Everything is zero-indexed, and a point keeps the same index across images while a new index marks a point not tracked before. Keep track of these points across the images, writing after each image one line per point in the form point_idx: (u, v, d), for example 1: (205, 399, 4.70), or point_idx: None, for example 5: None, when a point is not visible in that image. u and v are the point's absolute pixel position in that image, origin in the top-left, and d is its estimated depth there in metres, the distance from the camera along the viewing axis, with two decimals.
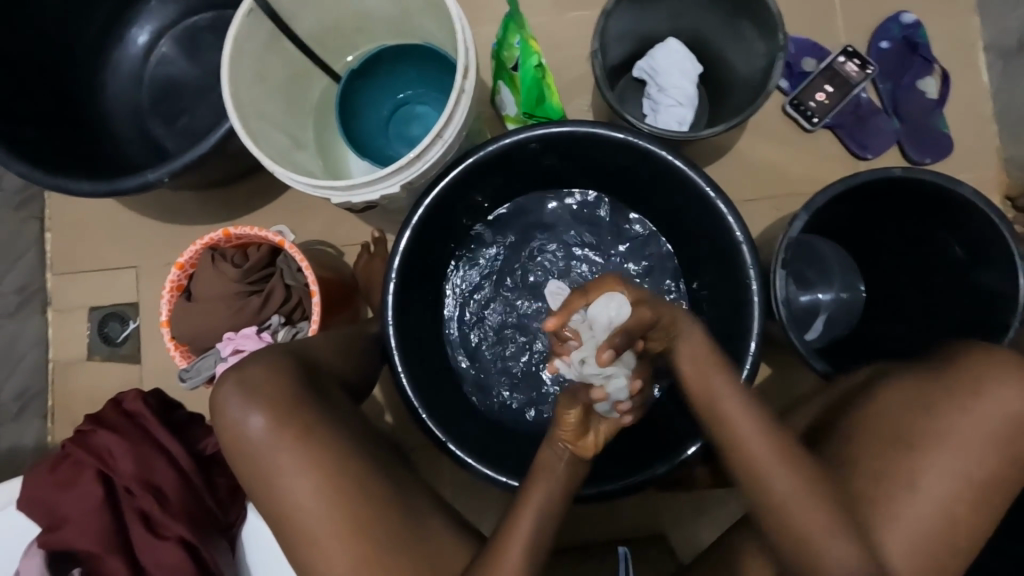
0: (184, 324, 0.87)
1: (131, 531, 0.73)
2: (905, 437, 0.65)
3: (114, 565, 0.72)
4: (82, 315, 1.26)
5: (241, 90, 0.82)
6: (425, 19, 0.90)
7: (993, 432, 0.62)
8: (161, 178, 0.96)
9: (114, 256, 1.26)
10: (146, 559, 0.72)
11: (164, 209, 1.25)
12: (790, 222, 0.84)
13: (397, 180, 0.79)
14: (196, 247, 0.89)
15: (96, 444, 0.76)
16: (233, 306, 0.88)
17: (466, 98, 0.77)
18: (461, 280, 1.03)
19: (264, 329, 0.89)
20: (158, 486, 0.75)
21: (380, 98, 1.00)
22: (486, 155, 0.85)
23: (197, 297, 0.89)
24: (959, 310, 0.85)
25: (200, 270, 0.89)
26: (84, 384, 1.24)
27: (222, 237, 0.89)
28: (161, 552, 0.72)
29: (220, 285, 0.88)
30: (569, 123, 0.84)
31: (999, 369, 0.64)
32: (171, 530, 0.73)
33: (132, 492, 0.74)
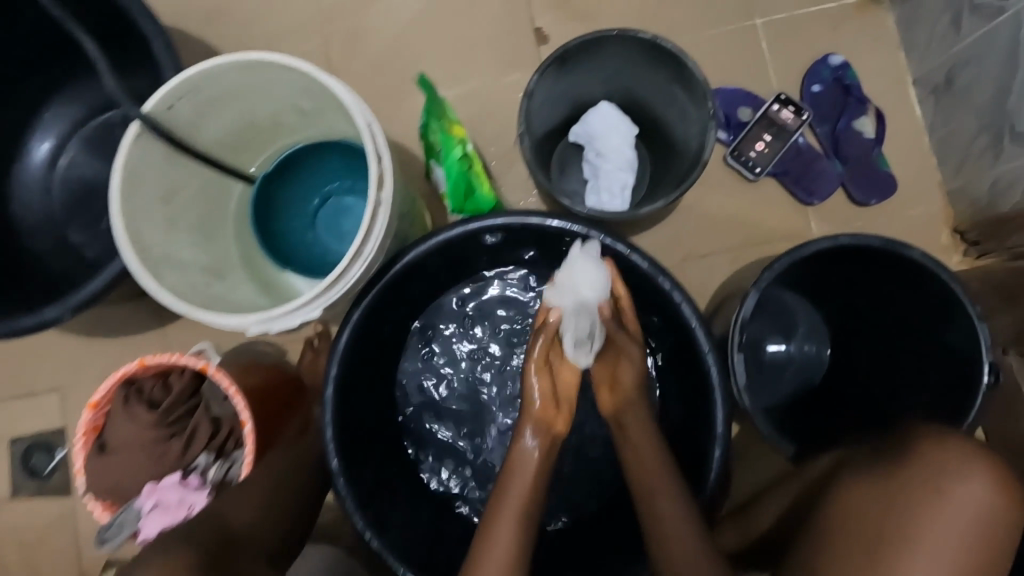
0: (103, 477, 0.79)
1: None
2: (873, 537, 0.60)
3: None
4: (4, 448, 1.15)
5: (141, 220, 0.74)
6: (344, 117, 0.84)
7: (968, 533, 0.57)
8: (59, 316, 0.86)
9: (34, 380, 1.16)
10: None
11: (85, 323, 1.16)
12: (742, 302, 0.80)
13: (319, 304, 0.72)
14: (108, 385, 0.80)
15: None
16: (158, 449, 0.80)
17: (387, 209, 0.72)
18: (411, 382, 0.96)
19: (190, 471, 0.80)
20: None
21: (304, 194, 0.93)
22: (418, 256, 0.81)
23: (114, 448, 0.80)
24: (923, 368, 0.81)
25: (115, 408, 0.81)
26: (12, 525, 1.13)
27: (137, 368, 0.82)
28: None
29: (141, 426, 0.80)
30: (503, 215, 0.79)
31: (960, 460, 0.59)
32: None
33: None
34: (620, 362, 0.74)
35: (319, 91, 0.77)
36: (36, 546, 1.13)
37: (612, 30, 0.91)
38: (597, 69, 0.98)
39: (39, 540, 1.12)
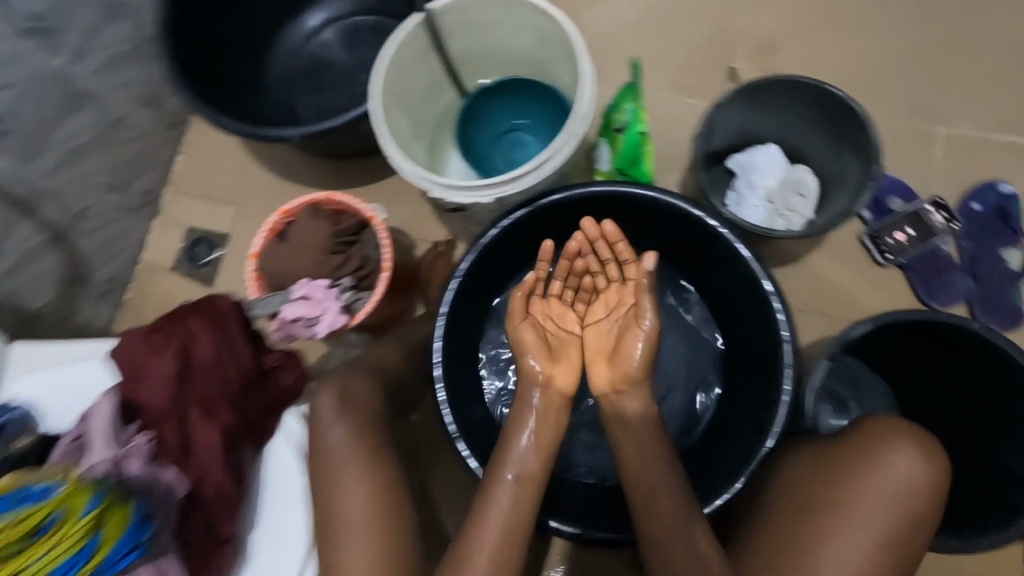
0: (270, 263, 0.99)
1: (191, 408, 0.70)
2: (814, 500, 0.74)
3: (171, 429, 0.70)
4: (180, 232, 1.41)
5: (389, 82, 0.94)
6: (559, 69, 1.01)
7: (890, 502, 0.71)
8: (295, 136, 1.09)
9: (222, 191, 1.42)
10: (200, 438, 0.70)
11: (278, 164, 1.41)
12: (855, 327, 0.86)
13: (492, 192, 0.88)
14: (302, 201, 1.01)
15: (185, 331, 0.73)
16: (315, 261, 0.99)
17: (571, 139, 0.86)
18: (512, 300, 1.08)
19: (333, 286, 0.99)
20: (214, 406, 0.71)
21: (497, 119, 1.10)
22: (572, 197, 0.93)
23: (282, 248, 0.99)
24: (981, 489, 0.90)
25: (297, 219, 1.01)
26: (162, 290, 1.39)
27: (326, 197, 1.02)
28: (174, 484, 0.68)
29: (312, 238, 0.99)
30: (657, 189, 0.91)
31: (896, 439, 0.73)
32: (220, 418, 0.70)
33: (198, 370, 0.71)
34: (624, 341, 0.81)
35: (555, 39, 0.94)
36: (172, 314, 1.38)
37: (807, 77, 1.01)
38: (779, 112, 1.09)
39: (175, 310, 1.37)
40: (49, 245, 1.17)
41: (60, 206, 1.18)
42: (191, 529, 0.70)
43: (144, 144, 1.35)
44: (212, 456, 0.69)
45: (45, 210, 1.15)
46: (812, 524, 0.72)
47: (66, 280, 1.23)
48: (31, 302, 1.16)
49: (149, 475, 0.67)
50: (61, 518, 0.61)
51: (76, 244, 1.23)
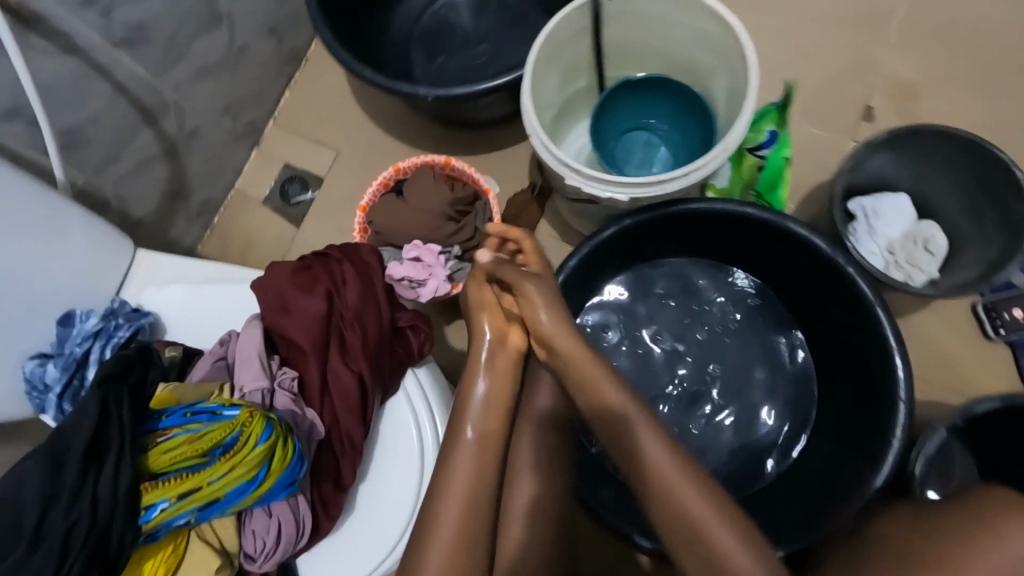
0: (380, 218, 1.00)
1: (333, 352, 0.68)
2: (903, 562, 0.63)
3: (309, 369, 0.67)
4: (276, 167, 1.42)
5: (540, 56, 0.92)
6: (713, 79, 0.98)
7: None
8: (427, 96, 1.05)
9: (325, 134, 1.42)
10: (336, 382, 0.68)
11: (384, 118, 1.40)
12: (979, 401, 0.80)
13: (631, 192, 0.85)
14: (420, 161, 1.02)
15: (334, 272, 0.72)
16: (422, 223, 0.99)
17: (726, 151, 0.83)
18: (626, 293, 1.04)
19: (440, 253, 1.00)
20: (356, 350, 0.68)
21: (629, 116, 1.07)
22: (706, 210, 0.90)
23: (392, 202, 1.01)
24: None
25: (411, 178, 1.03)
26: (251, 221, 1.40)
27: (442, 162, 1.03)
28: (315, 421, 0.65)
29: (423, 200, 1.00)
30: (798, 222, 0.87)
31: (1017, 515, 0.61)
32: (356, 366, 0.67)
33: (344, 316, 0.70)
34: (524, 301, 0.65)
35: (719, 49, 0.91)
36: (255, 246, 1.39)
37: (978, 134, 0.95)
38: (924, 163, 1.04)
39: (259, 243, 1.38)
40: (160, 158, 1.19)
41: (177, 120, 1.19)
42: (323, 469, 0.67)
43: (260, 74, 1.35)
44: (344, 401, 0.67)
45: (164, 123, 1.16)
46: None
47: (167, 193, 1.24)
48: (135, 209, 1.18)
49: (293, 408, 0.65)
50: (239, 439, 0.61)
51: (184, 160, 1.25)
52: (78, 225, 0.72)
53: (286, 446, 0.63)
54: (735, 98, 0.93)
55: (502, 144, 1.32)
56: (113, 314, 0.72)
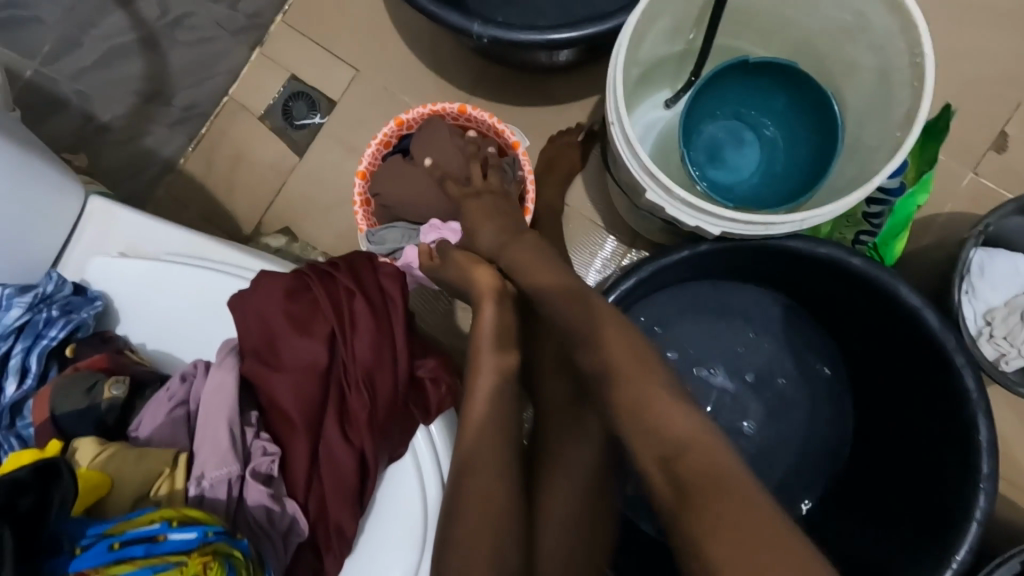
0: (383, 187, 0.81)
1: (327, 419, 0.47)
2: None
3: (295, 441, 0.46)
4: (281, 77, 1.17)
5: (645, 12, 0.70)
6: (849, 83, 0.76)
7: None
8: (481, 36, 0.83)
9: (343, 45, 1.16)
10: (327, 464, 0.46)
11: (417, 38, 1.15)
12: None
13: (722, 224, 0.67)
14: (427, 109, 0.83)
15: (343, 303, 0.48)
16: (438, 188, 0.80)
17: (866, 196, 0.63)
18: (687, 303, 0.88)
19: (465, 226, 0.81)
20: (364, 424, 0.47)
21: (729, 104, 0.84)
22: (803, 250, 0.73)
23: (398, 166, 0.82)
24: None
25: (419, 132, 0.83)
26: (244, 138, 1.17)
27: (457, 110, 0.84)
28: (297, 521, 0.45)
29: (437, 158, 0.81)
30: (912, 290, 0.70)
31: None
32: (360, 442, 0.47)
33: (346, 369, 0.47)
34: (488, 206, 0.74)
35: (876, 46, 0.69)
36: (245, 169, 1.17)
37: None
38: None
39: (250, 166, 1.16)
40: (134, 49, 0.96)
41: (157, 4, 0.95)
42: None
43: None
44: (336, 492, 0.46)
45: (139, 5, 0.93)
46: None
47: (143, 93, 1.02)
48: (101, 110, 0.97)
49: (268, 508, 0.44)
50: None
51: (166, 56, 1.02)
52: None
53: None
54: (873, 117, 0.72)
55: (556, 99, 1.09)
56: (45, 302, 0.52)
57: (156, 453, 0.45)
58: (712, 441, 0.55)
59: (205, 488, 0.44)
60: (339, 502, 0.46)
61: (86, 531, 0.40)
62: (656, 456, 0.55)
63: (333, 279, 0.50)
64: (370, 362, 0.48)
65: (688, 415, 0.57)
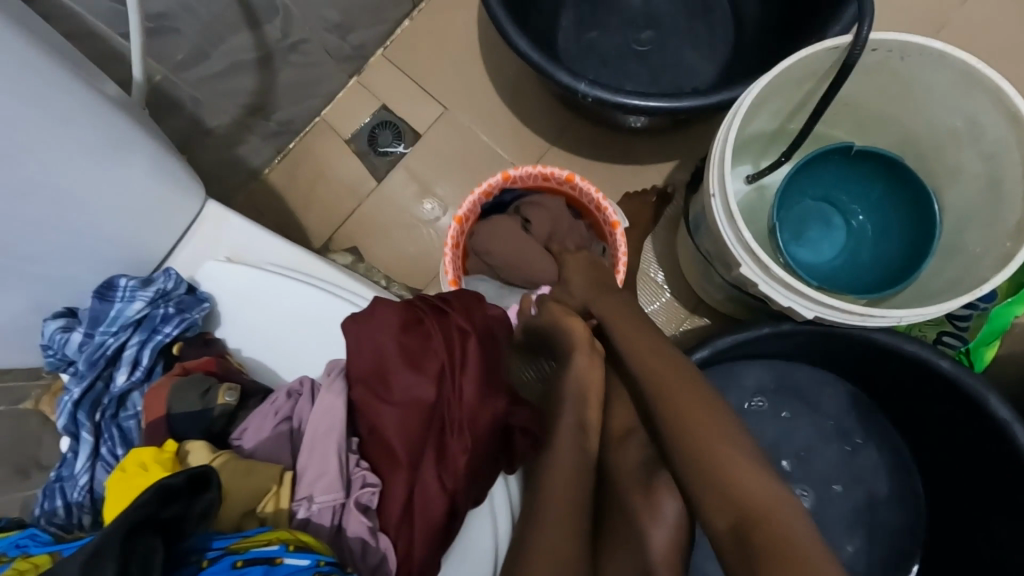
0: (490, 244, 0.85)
1: (425, 457, 0.47)
2: None
3: (391, 475, 0.46)
4: (372, 105, 1.23)
5: (761, 92, 0.72)
6: (950, 186, 0.77)
7: None
8: (585, 95, 0.85)
9: (435, 83, 1.22)
10: (418, 505, 0.46)
11: (507, 85, 1.20)
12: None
13: (818, 309, 0.67)
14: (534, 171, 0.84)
15: (454, 341, 0.49)
16: (539, 255, 0.84)
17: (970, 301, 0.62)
18: (808, 381, 0.86)
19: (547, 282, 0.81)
20: (461, 468, 0.46)
21: (821, 189, 0.86)
22: (890, 346, 0.72)
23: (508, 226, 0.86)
24: None
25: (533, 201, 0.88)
26: (329, 157, 1.22)
27: (564, 177, 0.86)
28: (387, 559, 0.44)
29: (545, 229, 0.85)
30: (1004, 406, 0.68)
31: None
32: (453, 486, 0.46)
33: (450, 409, 0.48)
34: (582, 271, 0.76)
35: (989, 154, 0.69)
36: (324, 187, 1.22)
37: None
38: None
39: (330, 184, 1.21)
40: (251, 66, 1.01)
41: (281, 28, 1.01)
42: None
43: None
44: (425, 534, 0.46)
45: (267, 27, 0.98)
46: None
47: (248, 106, 1.07)
48: (209, 118, 1.02)
49: (364, 541, 0.44)
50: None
51: (277, 74, 1.07)
52: (140, 159, 0.56)
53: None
54: (976, 222, 0.72)
55: (635, 160, 1.12)
56: (164, 299, 0.54)
57: (262, 469, 0.44)
58: (784, 512, 0.50)
59: (312, 513, 0.44)
60: (426, 546, 0.45)
61: (208, 540, 0.40)
62: (725, 522, 0.52)
63: (444, 316, 0.51)
64: (473, 406, 0.48)
65: (748, 482, 0.53)
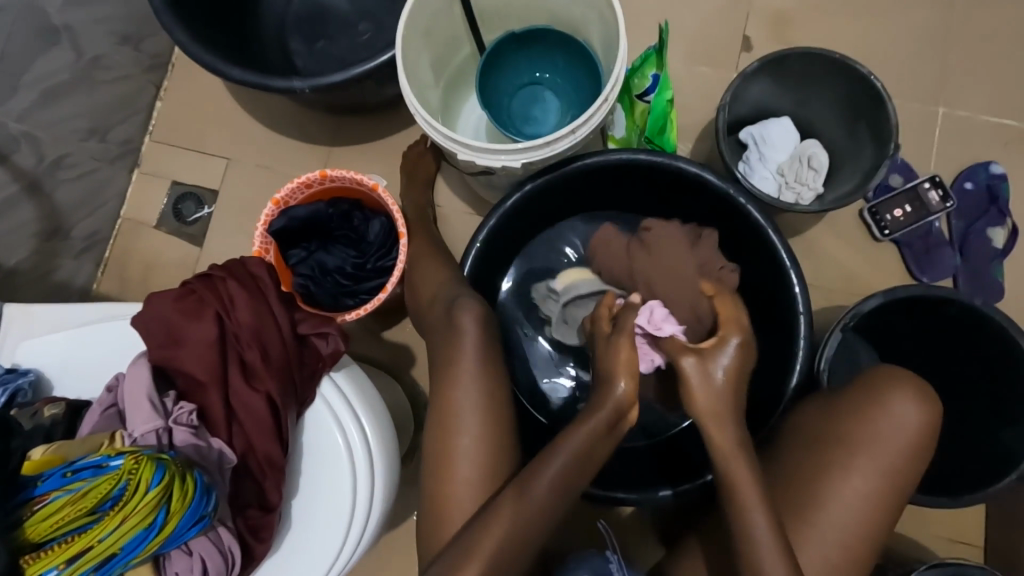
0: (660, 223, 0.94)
1: (232, 376, 0.62)
2: (813, 463, 0.76)
3: (213, 401, 0.61)
4: (164, 186, 1.32)
5: (408, 35, 0.90)
6: (590, 31, 0.98)
7: (887, 449, 0.75)
8: (304, 88, 1.00)
9: (210, 143, 1.32)
10: (240, 409, 0.62)
11: (272, 117, 1.32)
12: (864, 300, 0.88)
13: (524, 157, 0.86)
14: (293, 184, 0.99)
15: (220, 291, 0.63)
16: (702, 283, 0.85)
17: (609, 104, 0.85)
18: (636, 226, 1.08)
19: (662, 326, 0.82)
20: (263, 372, 0.62)
21: (519, 71, 1.05)
22: (606, 161, 0.93)
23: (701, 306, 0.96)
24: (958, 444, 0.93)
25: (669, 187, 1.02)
26: (146, 248, 1.30)
27: (318, 176, 1.00)
28: (223, 450, 0.61)
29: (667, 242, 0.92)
30: (694, 162, 0.92)
31: (896, 386, 0.77)
32: (263, 386, 0.62)
33: (238, 341, 0.63)
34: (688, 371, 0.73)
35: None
36: (157, 274, 1.30)
37: (847, 55, 0.99)
38: (799, 88, 1.08)
39: (159, 270, 1.29)
40: (22, 196, 1.08)
41: (33, 153, 1.08)
42: (244, 496, 0.63)
43: (122, 87, 1.24)
44: (256, 430, 0.62)
45: (16, 158, 1.05)
46: (820, 473, 0.75)
47: (41, 234, 1.13)
48: (6, 258, 1.07)
49: (196, 445, 0.59)
50: (130, 487, 0.53)
51: (52, 196, 1.14)
52: None
53: (187, 482, 0.55)
54: (612, 48, 0.94)
55: (401, 126, 1.29)
56: None
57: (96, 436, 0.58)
58: None
59: (138, 438, 0.58)
60: (258, 432, 0.61)
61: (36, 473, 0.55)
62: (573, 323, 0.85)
63: (208, 280, 0.65)
64: (253, 328, 0.63)
65: None
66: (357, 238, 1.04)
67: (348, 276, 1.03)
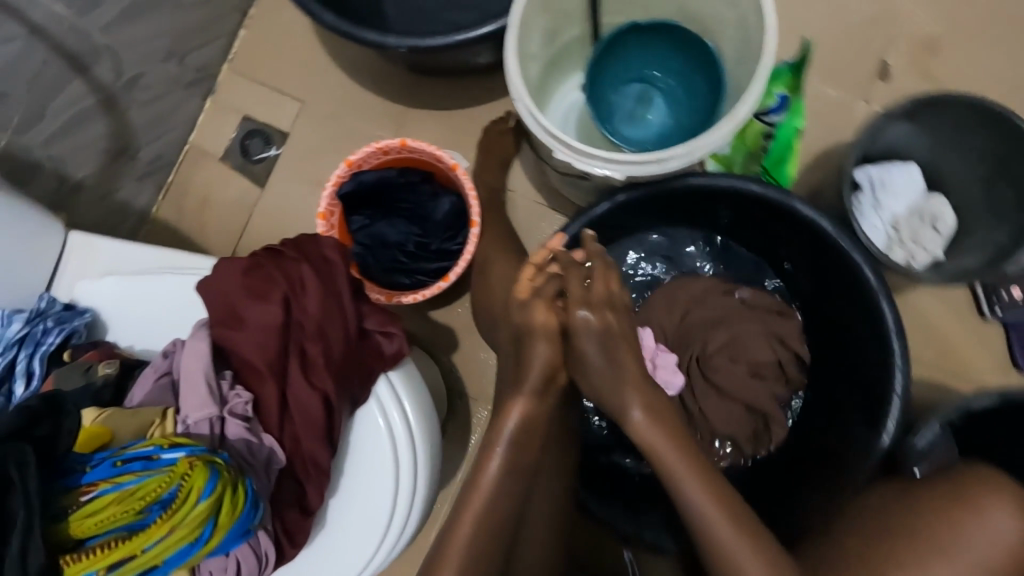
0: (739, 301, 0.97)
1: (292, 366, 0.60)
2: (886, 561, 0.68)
3: (267, 390, 0.60)
4: (235, 119, 1.28)
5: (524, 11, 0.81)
6: (723, 35, 0.87)
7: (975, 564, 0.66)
8: (399, 47, 0.93)
9: (287, 82, 1.27)
10: (292, 402, 0.60)
11: (354, 65, 1.26)
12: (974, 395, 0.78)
13: (627, 169, 0.77)
14: (370, 149, 0.94)
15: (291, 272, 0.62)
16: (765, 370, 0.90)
17: (736, 125, 0.73)
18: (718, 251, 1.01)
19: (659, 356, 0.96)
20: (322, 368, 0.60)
21: (630, 66, 0.95)
22: (711, 185, 0.84)
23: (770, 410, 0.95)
24: None
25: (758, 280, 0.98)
26: (209, 180, 1.27)
27: (398, 144, 0.95)
28: (274, 452, 0.60)
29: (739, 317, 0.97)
30: (810, 205, 0.82)
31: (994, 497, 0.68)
32: (320, 382, 0.60)
33: (301, 327, 0.61)
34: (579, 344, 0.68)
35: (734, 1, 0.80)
36: (215, 208, 1.27)
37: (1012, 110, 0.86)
38: (940, 135, 0.96)
39: (217, 204, 1.26)
40: (97, 110, 1.05)
41: (113, 68, 1.05)
42: (282, 496, 0.61)
43: (208, 11, 1.18)
44: (304, 426, 0.60)
45: (97, 70, 1.02)
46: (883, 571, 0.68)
47: (110, 151, 1.11)
48: (74, 171, 1.05)
49: (247, 441, 0.59)
50: (178, 494, 0.53)
51: (126, 114, 1.11)
52: None
53: (237, 494, 0.55)
54: (747, 60, 0.83)
55: (486, 100, 1.21)
56: (41, 316, 0.65)
57: (147, 410, 0.59)
58: None
59: (190, 425, 0.58)
60: (307, 430, 0.59)
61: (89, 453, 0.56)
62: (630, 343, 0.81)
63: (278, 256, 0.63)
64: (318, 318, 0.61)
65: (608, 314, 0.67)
66: (424, 215, 0.99)
67: (408, 254, 0.97)
